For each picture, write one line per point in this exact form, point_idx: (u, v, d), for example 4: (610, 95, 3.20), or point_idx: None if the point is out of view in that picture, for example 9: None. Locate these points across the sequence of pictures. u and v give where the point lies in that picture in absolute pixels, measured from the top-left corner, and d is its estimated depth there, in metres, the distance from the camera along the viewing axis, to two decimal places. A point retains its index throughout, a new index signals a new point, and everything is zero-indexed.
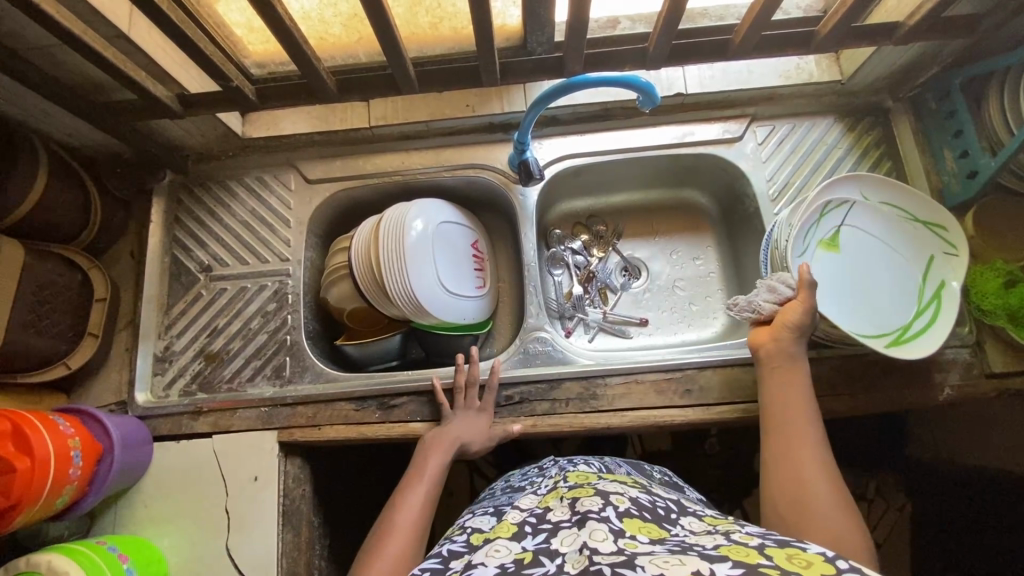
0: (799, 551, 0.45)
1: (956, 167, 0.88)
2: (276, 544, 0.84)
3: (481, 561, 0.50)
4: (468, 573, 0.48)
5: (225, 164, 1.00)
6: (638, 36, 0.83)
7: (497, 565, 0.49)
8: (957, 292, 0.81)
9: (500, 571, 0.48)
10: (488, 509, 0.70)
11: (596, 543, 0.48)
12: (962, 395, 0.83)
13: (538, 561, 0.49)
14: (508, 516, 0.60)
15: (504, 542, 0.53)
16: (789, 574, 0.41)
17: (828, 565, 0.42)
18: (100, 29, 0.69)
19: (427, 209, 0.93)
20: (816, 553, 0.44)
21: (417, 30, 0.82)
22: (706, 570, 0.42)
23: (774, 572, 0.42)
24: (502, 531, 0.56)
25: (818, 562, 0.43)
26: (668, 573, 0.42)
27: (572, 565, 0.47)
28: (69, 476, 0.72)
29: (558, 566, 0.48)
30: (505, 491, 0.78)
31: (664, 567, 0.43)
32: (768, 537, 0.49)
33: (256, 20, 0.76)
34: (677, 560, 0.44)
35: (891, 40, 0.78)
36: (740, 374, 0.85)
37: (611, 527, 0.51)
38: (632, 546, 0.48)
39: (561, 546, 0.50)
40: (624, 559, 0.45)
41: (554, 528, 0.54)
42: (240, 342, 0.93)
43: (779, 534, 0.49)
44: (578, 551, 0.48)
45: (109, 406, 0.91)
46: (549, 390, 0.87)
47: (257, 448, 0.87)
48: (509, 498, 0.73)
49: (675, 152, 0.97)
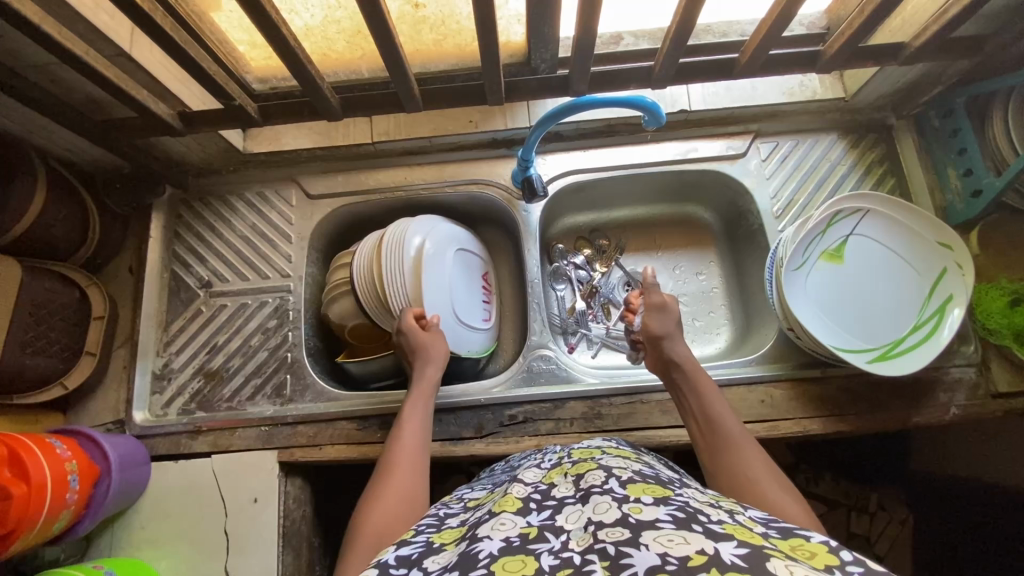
0: (803, 540, 0.45)
1: (960, 185, 0.88)
2: (277, 567, 0.82)
3: (486, 535, 0.49)
4: (472, 548, 0.47)
5: (225, 179, 0.99)
6: (643, 53, 0.82)
7: (502, 539, 0.48)
8: (958, 314, 0.78)
9: (505, 545, 0.47)
10: (486, 482, 0.72)
11: (599, 517, 0.47)
12: (968, 414, 0.83)
13: (544, 536, 0.48)
14: (512, 490, 0.57)
15: (509, 515, 0.52)
16: (794, 560, 0.41)
17: (831, 556, 0.42)
18: (101, 48, 0.68)
19: (429, 224, 0.92)
20: (820, 544, 0.44)
21: (421, 46, 0.82)
22: (711, 549, 0.41)
23: (779, 554, 0.41)
24: (507, 506, 0.54)
25: (822, 553, 0.43)
26: (672, 552, 0.41)
27: (577, 543, 0.46)
28: (66, 500, 0.70)
29: (562, 544, 0.47)
30: (504, 467, 0.76)
31: (668, 545, 0.42)
32: (772, 526, 0.49)
33: (258, 36, 0.76)
34: (682, 537, 0.43)
35: (896, 60, 0.78)
36: (746, 394, 0.85)
37: (614, 495, 0.50)
38: (636, 512, 0.47)
39: (566, 523, 0.49)
40: (629, 536, 0.44)
41: (559, 505, 0.53)
42: (240, 360, 0.92)
43: (783, 522, 0.49)
44: (583, 528, 0.47)
45: (107, 425, 0.90)
46: (553, 409, 0.86)
47: (257, 468, 0.85)
48: (508, 472, 0.73)
49: (678, 169, 0.96)
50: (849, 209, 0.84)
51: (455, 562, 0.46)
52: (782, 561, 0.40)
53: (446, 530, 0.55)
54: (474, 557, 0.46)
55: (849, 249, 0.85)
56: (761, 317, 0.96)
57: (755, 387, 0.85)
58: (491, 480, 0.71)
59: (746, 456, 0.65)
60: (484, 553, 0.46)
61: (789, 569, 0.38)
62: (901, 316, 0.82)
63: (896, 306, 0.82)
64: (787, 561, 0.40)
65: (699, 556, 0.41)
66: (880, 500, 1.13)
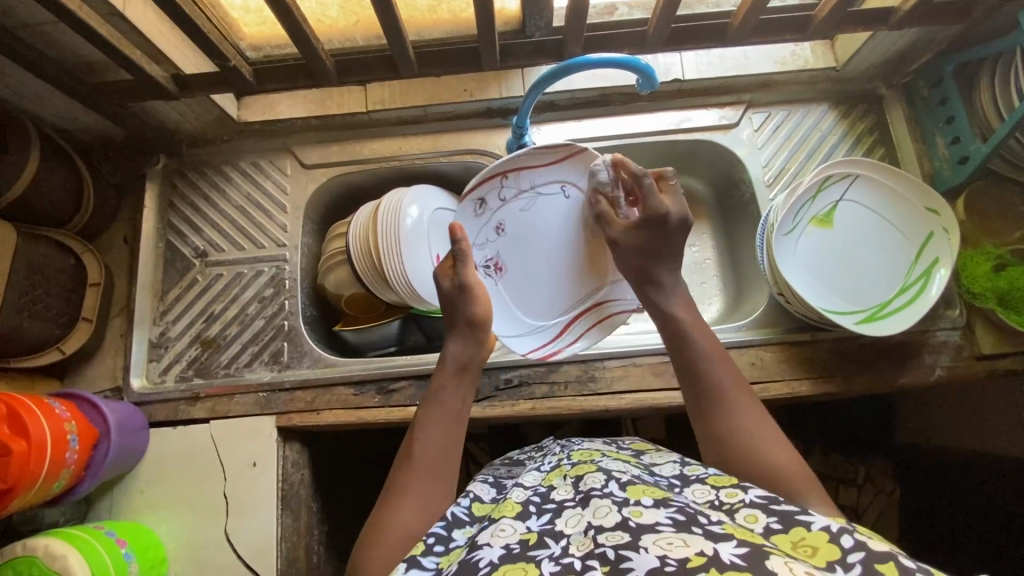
0: (805, 530, 0.47)
1: (948, 153, 0.89)
2: (276, 529, 0.84)
3: (487, 542, 0.51)
4: (473, 557, 0.49)
5: (219, 148, 0.99)
6: (637, 20, 0.82)
7: (503, 545, 0.50)
8: (943, 274, 0.80)
9: (506, 552, 0.49)
10: (489, 479, 0.71)
11: (599, 521, 0.49)
12: (952, 375, 0.85)
13: (544, 541, 0.50)
14: (512, 494, 0.60)
15: (509, 521, 0.54)
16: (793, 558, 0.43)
17: (832, 545, 0.45)
18: (95, 6, 0.68)
19: (422, 194, 0.93)
20: (820, 534, 0.46)
21: (416, 13, 0.82)
22: (710, 550, 0.43)
23: (779, 552, 0.43)
24: (507, 510, 0.56)
25: (823, 545, 0.45)
26: (671, 555, 0.43)
27: (577, 548, 0.48)
28: (66, 459, 0.71)
29: (563, 549, 0.48)
30: (504, 463, 0.79)
31: (668, 548, 0.43)
32: (772, 510, 0.49)
33: (253, 0, 0.76)
34: (681, 539, 0.44)
35: (886, 25, 0.79)
36: (736, 357, 0.86)
37: (614, 498, 0.51)
38: (637, 516, 0.48)
39: (567, 527, 0.51)
40: (629, 539, 0.46)
41: (558, 508, 0.54)
42: (236, 328, 0.92)
43: (782, 504, 0.50)
44: (583, 533, 0.49)
45: (104, 392, 0.90)
46: (548, 373, 0.87)
47: (256, 433, 0.86)
48: (509, 473, 0.74)
49: (672, 138, 0.97)
50: (839, 175, 0.84)
51: (456, 572, 0.48)
52: (781, 560, 0.41)
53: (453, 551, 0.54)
54: (475, 565, 0.48)
55: (845, 212, 0.86)
56: (753, 283, 0.98)
57: (746, 349, 0.87)
58: (494, 480, 0.71)
59: (737, 406, 0.61)
60: (484, 562, 0.48)
61: (789, 568, 0.40)
62: (893, 279, 0.84)
63: (887, 270, 0.84)
64: (786, 559, 0.41)
65: (698, 558, 0.42)
66: (868, 472, 1.17)
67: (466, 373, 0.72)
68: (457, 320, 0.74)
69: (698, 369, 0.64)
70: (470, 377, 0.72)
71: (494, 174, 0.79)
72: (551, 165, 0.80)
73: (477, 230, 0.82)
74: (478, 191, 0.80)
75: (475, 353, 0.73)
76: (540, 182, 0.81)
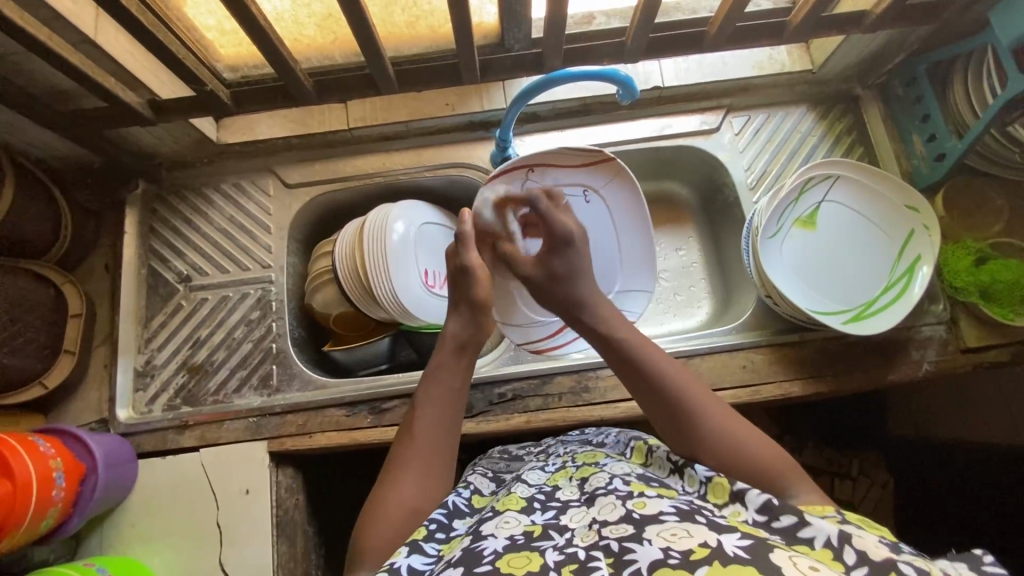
0: (808, 548, 0.45)
1: (925, 151, 0.91)
2: (272, 557, 0.82)
3: (492, 533, 0.50)
4: (477, 546, 0.48)
5: (200, 171, 0.98)
6: (615, 30, 0.83)
7: (507, 537, 0.49)
8: (926, 272, 0.81)
9: (510, 543, 0.48)
10: (488, 473, 0.72)
11: (604, 516, 0.49)
12: (939, 370, 0.86)
13: (547, 534, 0.49)
14: (516, 490, 0.59)
15: (513, 514, 0.53)
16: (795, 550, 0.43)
17: (835, 560, 0.43)
18: (65, 35, 0.67)
19: (408, 210, 0.92)
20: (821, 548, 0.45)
21: (394, 29, 0.82)
22: (714, 541, 0.42)
23: (781, 544, 0.43)
24: (512, 505, 0.55)
25: (825, 560, 0.44)
26: (676, 546, 0.42)
27: (582, 540, 0.47)
28: (53, 497, 0.70)
29: (567, 540, 0.48)
30: (502, 456, 0.78)
31: (672, 539, 0.43)
32: (773, 527, 0.48)
33: (229, 22, 0.75)
34: (685, 530, 0.44)
35: (860, 29, 0.80)
36: (727, 361, 0.87)
37: (618, 493, 0.51)
38: (640, 507, 0.48)
39: (571, 522, 0.51)
40: (633, 531, 0.45)
41: (563, 507, 0.54)
42: (224, 353, 0.91)
43: (782, 514, 0.49)
44: (588, 526, 0.49)
45: (90, 425, 0.88)
46: (541, 385, 0.87)
47: (247, 459, 0.85)
48: (508, 466, 0.74)
49: (655, 145, 0.98)
50: (820, 177, 0.85)
51: (460, 559, 0.47)
52: (784, 552, 0.41)
53: (454, 541, 0.54)
54: (478, 554, 0.47)
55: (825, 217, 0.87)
56: (740, 286, 0.99)
57: (737, 353, 0.87)
58: (493, 476, 0.71)
59: (708, 414, 0.60)
60: (489, 550, 0.47)
61: (792, 561, 0.40)
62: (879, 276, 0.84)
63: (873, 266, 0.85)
64: (789, 552, 0.41)
65: (701, 549, 0.41)
66: (862, 465, 1.13)
67: (465, 352, 0.70)
68: (461, 301, 0.73)
69: (666, 392, 0.61)
70: (468, 358, 0.70)
71: (520, 166, 0.82)
72: (576, 169, 0.85)
73: (490, 217, 0.83)
74: (500, 179, 0.82)
75: (476, 333, 0.71)
76: (563, 181, 0.85)
